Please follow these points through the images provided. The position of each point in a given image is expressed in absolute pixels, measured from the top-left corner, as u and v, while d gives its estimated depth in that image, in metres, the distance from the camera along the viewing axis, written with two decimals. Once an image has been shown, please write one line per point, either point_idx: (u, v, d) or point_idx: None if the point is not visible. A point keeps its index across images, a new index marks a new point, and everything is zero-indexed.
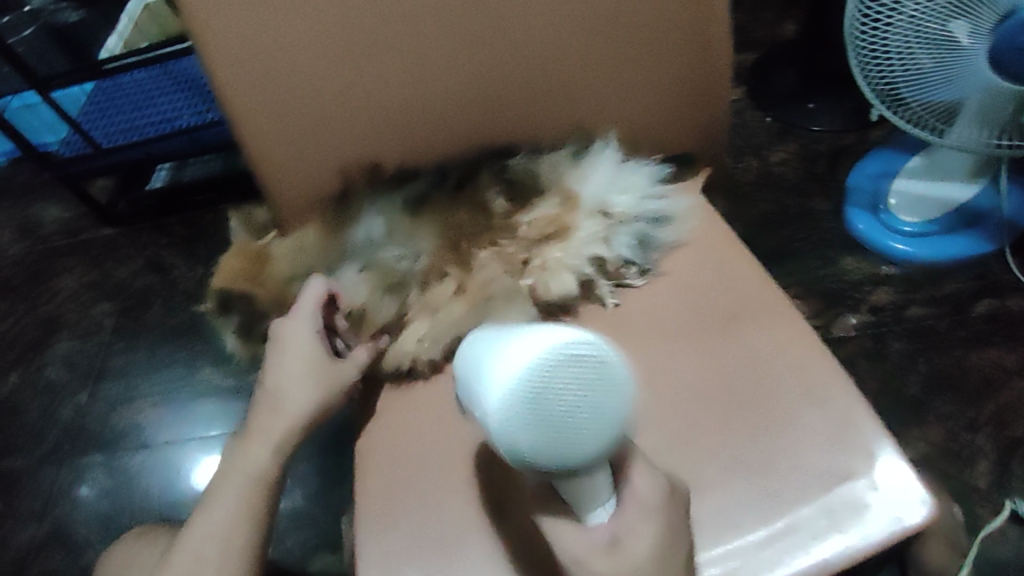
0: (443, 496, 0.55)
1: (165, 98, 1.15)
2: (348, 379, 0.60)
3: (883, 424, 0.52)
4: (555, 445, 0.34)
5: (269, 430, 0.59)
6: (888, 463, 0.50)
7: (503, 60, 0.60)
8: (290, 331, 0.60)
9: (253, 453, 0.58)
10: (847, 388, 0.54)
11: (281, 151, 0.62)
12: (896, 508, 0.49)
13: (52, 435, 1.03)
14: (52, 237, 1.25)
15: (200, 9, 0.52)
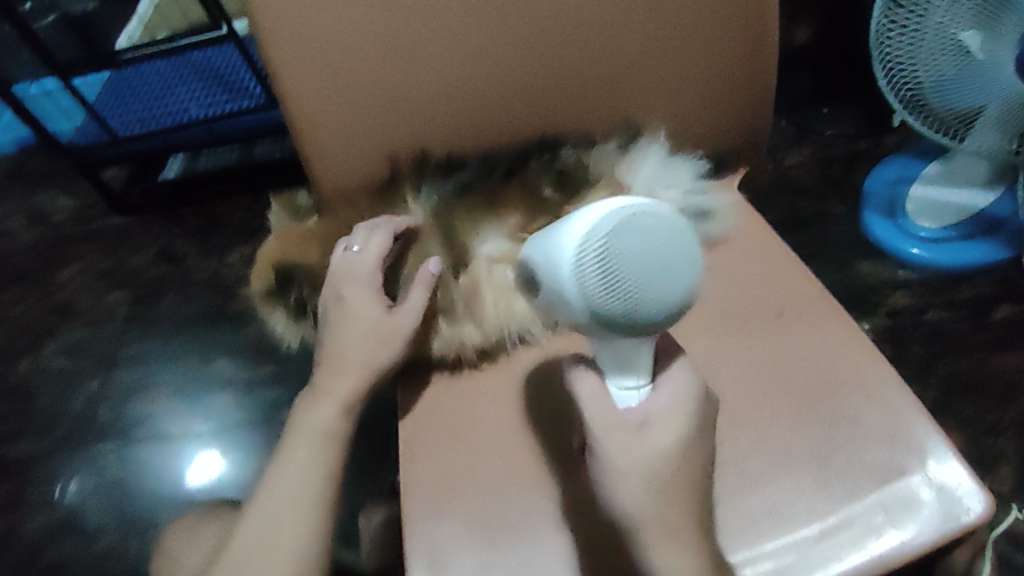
0: (500, 490, 0.59)
1: (183, 87, 1.13)
2: (412, 320, 0.61)
3: (935, 421, 0.56)
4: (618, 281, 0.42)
5: (337, 389, 0.60)
6: (943, 463, 0.54)
7: (549, 48, 0.63)
8: (349, 276, 0.61)
9: (322, 411, 0.60)
10: (899, 388, 0.58)
11: (335, 132, 0.65)
12: (952, 504, 0.53)
13: (64, 424, 1.03)
14: (63, 224, 1.24)
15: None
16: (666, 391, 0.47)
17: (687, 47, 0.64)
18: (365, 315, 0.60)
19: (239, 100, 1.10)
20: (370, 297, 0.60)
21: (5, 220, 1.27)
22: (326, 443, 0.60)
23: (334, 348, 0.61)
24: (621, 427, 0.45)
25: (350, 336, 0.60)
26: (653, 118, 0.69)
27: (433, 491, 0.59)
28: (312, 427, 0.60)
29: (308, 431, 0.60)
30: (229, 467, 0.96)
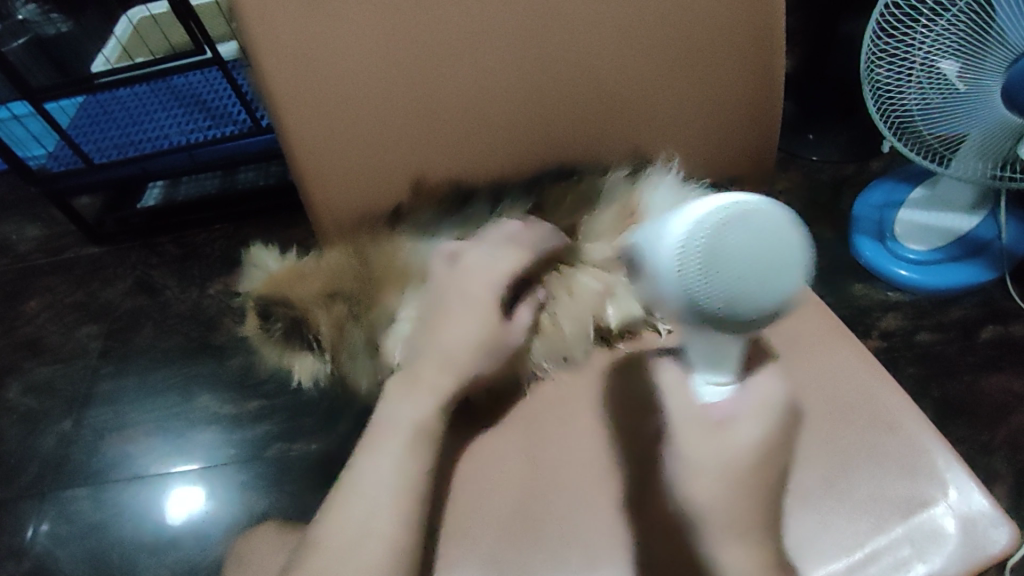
0: (524, 533, 0.58)
1: (164, 113, 1.11)
2: (518, 337, 0.62)
3: (951, 447, 0.56)
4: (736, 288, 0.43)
5: (434, 385, 0.59)
6: (967, 490, 0.54)
7: (559, 77, 0.62)
8: (473, 279, 0.61)
9: (420, 406, 0.58)
10: (914, 414, 0.58)
11: (346, 168, 0.64)
12: (977, 534, 0.52)
13: (32, 468, 0.97)
14: (31, 255, 1.18)
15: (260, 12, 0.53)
16: (752, 398, 0.50)
17: (702, 77, 0.63)
18: (488, 323, 0.60)
19: (222, 126, 1.08)
20: (494, 311, 0.60)
21: None
22: (417, 442, 0.56)
23: (438, 339, 0.60)
24: (693, 426, 0.49)
25: (456, 335, 0.59)
26: (666, 147, 0.68)
27: (465, 533, 0.59)
28: (409, 424, 0.57)
29: (406, 425, 0.57)
30: (214, 507, 0.91)
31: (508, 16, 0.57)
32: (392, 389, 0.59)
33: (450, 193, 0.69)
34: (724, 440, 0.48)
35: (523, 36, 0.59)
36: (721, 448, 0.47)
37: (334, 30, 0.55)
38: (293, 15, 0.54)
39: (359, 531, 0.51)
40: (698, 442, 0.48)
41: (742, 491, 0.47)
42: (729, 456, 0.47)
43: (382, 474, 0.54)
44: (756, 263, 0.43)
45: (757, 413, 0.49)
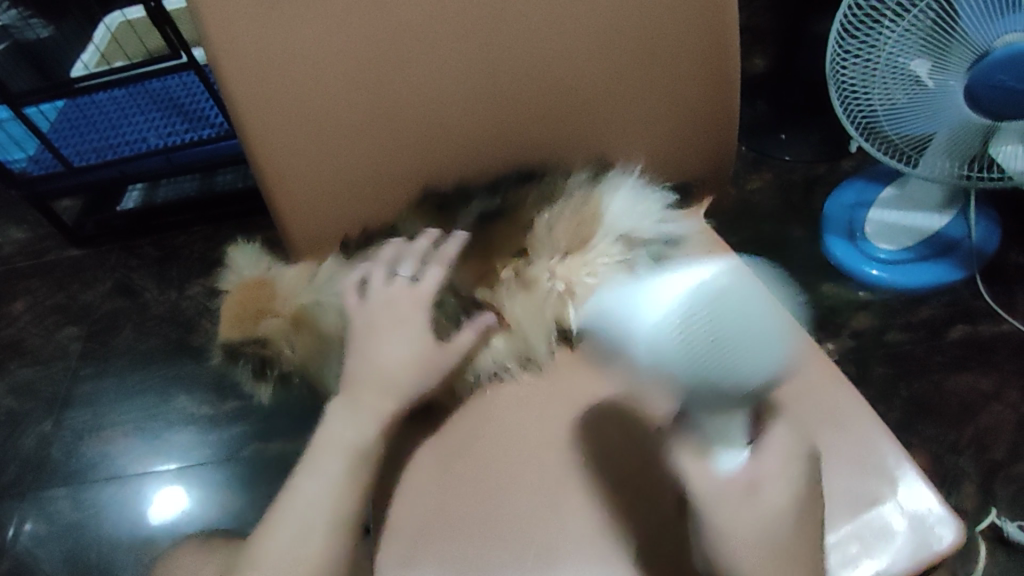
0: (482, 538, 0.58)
1: (142, 116, 1.12)
2: (451, 361, 0.63)
3: (901, 446, 0.57)
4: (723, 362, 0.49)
5: (376, 408, 0.60)
6: (917, 488, 0.55)
7: (514, 82, 0.63)
8: (402, 301, 0.63)
9: (360, 428, 0.59)
10: (865, 413, 0.58)
11: (310, 175, 0.65)
12: (925, 531, 0.53)
13: (13, 468, 0.99)
14: (13, 258, 1.19)
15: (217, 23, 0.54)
16: (776, 452, 0.47)
17: (654, 79, 0.64)
18: (417, 344, 0.62)
19: (199, 129, 1.10)
20: (424, 337, 0.62)
21: None
22: (349, 463, 0.57)
23: (371, 368, 0.61)
24: (732, 496, 0.45)
25: (390, 356, 0.61)
26: (627, 153, 0.70)
27: (415, 532, 0.59)
28: (339, 443, 0.58)
29: (339, 445, 0.58)
30: (192, 505, 0.93)
31: (460, 21, 0.58)
32: (335, 405, 0.61)
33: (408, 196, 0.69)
34: (762, 504, 0.45)
35: (476, 40, 0.59)
36: (759, 515, 0.45)
37: (290, 40, 0.56)
38: (248, 26, 0.54)
39: (283, 538, 0.54)
40: (738, 509, 0.45)
41: (781, 558, 0.45)
42: (769, 524, 0.45)
43: (308, 485, 0.56)
44: (719, 333, 0.48)
45: (783, 466, 0.47)
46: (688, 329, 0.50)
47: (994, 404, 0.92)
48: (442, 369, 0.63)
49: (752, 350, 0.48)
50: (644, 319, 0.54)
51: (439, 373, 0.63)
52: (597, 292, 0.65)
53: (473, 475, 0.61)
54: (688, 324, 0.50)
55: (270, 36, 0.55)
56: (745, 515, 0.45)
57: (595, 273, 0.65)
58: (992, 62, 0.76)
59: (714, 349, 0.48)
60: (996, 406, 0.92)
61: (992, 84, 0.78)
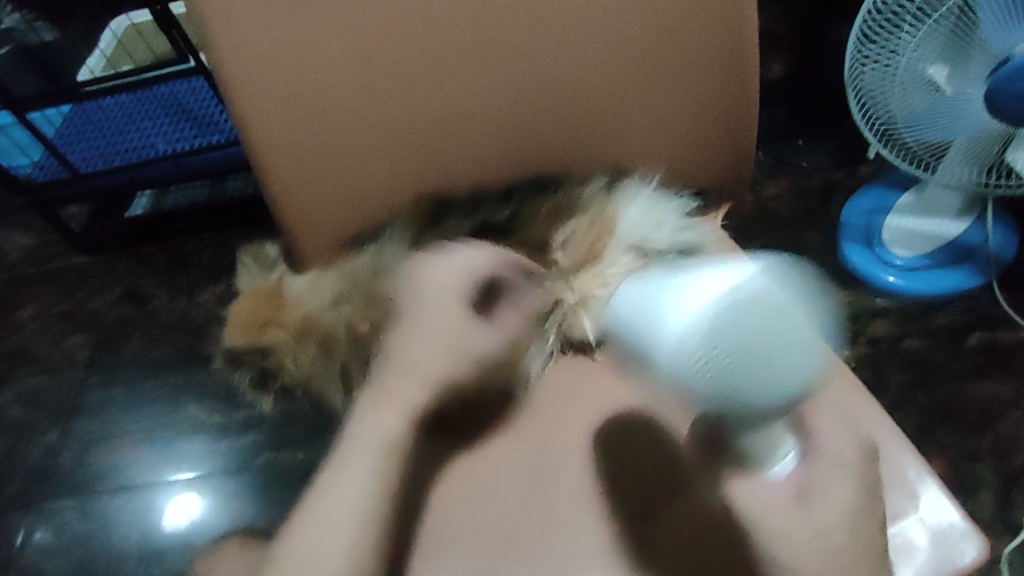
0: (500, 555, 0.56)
1: (149, 122, 1.11)
2: (495, 346, 0.61)
3: (923, 459, 0.56)
4: (753, 380, 0.44)
5: (403, 399, 0.59)
6: (937, 504, 0.54)
7: (538, 87, 0.62)
8: (438, 285, 0.62)
9: (386, 422, 0.58)
10: (892, 429, 0.57)
11: (323, 180, 0.64)
12: (948, 548, 0.52)
13: (19, 479, 0.97)
14: (18, 266, 1.18)
15: (242, 31, 0.54)
16: (823, 460, 0.52)
17: (672, 85, 0.63)
18: (454, 325, 0.60)
19: (208, 134, 1.09)
20: (456, 317, 0.61)
21: None
22: (382, 461, 0.57)
23: (405, 358, 0.60)
24: (781, 509, 0.51)
25: (424, 350, 0.60)
26: (647, 160, 0.69)
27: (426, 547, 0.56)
28: (375, 437, 0.58)
29: (374, 442, 0.58)
30: (203, 514, 0.91)
31: (477, 25, 0.58)
32: (370, 399, 0.60)
33: (423, 202, 0.68)
34: (812, 511, 0.50)
35: (494, 44, 0.59)
36: (813, 525, 0.49)
37: (310, 46, 0.56)
38: (267, 27, 0.54)
39: (317, 541, 0.54)
40: (790, 520, 0.50)
41: (857, 554, 0.49)
42: (830, 527, 0.49)
43: (343, 484, 0.56)
44: (762, 345, 0.43)
45: (831, 468, 0.52)
46: (740, 343, 0.43)
47: (1013, 411, 0.91)
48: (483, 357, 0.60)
49: (789, 366, 0.45)
50: (651, 323, 0.47)
51: (476, 363, 0.60)
52: (607, 304, 0.60)
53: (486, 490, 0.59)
54: (711, 346, 0.44)
55: (290, 40, 0.55)
56: (800, 523, 0.50)
57: (606, 283, 0.62)
58: (1012, 67, 0.75)
59: (745, 359, 0.43)
60: (1015, 414, 0.91)
61: (1014, 91, 0.76)
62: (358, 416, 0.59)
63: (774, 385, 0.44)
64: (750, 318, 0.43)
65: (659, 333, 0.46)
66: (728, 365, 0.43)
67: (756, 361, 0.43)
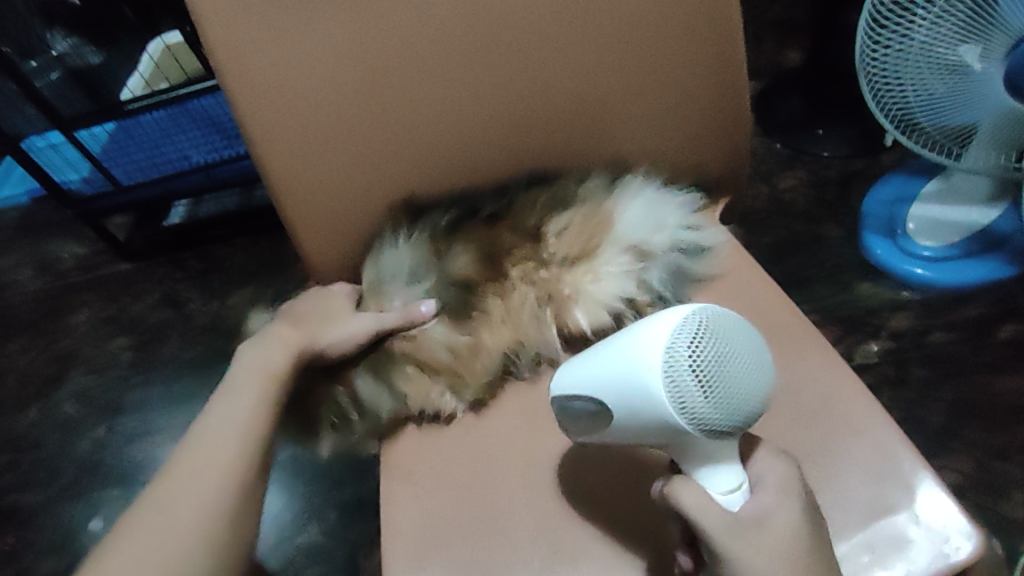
0: (486, 540, 0.58)
1: (183, 135, 1.18)
2: (374, 324, 0.64)
3: (918, 452, 0.54)
4: (734, 404, 0.44)
5: (293, 342, 0.61)
6: (929, 497, 0.52)
7: (527, 97, 0.62)
8: (314, 301, 0.66)
9: (275, 354, 0.60)
10: (881, 420, 0.56)
11: (317, 195, 0.63)
12: (941, 543, 0.50)
13: (68, 472, 1.04)
14: (70, 273, 1.26)
15: (213, 52, 0.53)
16: (769, 486, 0.47)
17: (656, 74, 0.62)
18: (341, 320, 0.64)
19: (237, 145, 1.16)
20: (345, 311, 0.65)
21: (15, 271, 1.29)
22: (265, 387, 0.57)
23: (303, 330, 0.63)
24: (738, 531, 0.44)
25: (334, 335, 0.63)
26: (642, 156, 0.68)
27: (417, 532, 0.59)
28: (260, 368, 0.58)
29: (257, 368, 0.58)
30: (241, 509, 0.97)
31: (457, 28, 0.57)
32: (267, 335, 0.62)
33: (404, 204, 0.66)
34: (769, 534, 0.45)
35: (473, 49, 0.58)
36: (775, 546, 0.44)
37: (288, 64, 0.54)
38: (240, 54, 0.53)
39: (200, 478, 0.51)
40: (752, 545, 0.44)
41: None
42: (784, 554, 0.44)
43: (224, 415, 0.55)
44: (720, 354, 0.43)
45: (782, 495, 0.47)
46: (697, 361, 0.43)
47: None
48: (375, 327, 0.64)
49: (754, 375, 0.44)
50: (635, 400, 0.46)
51: (367, 331, 0.63)
52: (601, 301, 0.63)
53: (477, 480, 0.61)
54: (697, 379, 0.43)
55: (262, 58, 0.54)
56: (755, 543, 0.44)
57: (603, 281, 0.63)
58: None
59: (715, 384, 0.43)
60: None
61: None
62: (250, 346, 0.61)
63: (741, 392, 0.44)
64: (707, 350, 0.43)
65: (625, 388, 0.46)
66: (700, 386, 0.43)
67: (718, 371, 0.43)
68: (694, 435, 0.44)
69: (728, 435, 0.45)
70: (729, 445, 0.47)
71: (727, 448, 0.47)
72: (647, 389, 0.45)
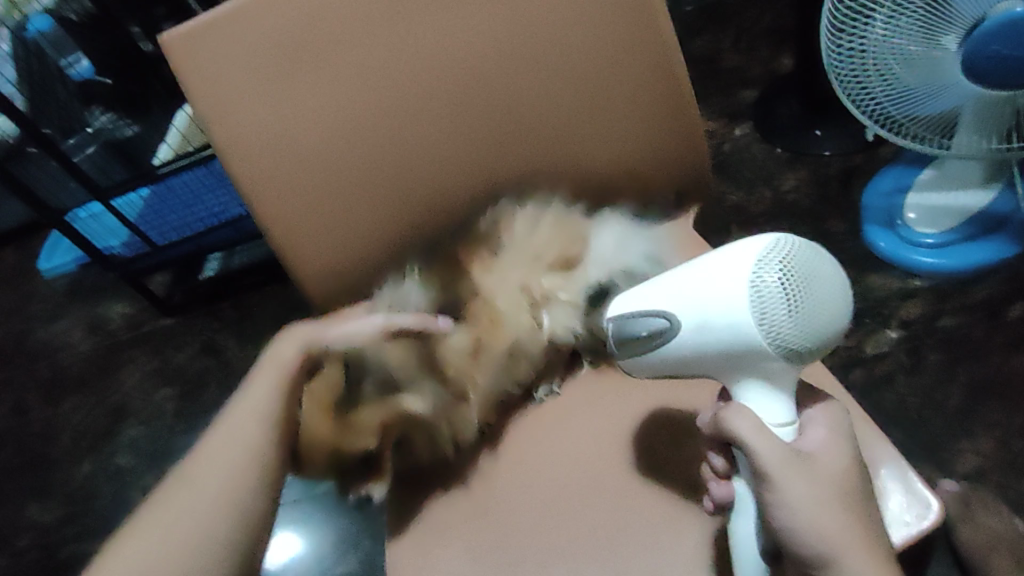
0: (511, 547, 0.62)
1: (211, 195, 1.26)
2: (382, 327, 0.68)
3: (875, 424, 0.56)
4: (814, 324, 0.47)
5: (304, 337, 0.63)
6: (895, 470, 0.54)
7: (506, 129, 0.66)
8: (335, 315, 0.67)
9: (285, 348, 0.62)
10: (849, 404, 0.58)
11: (317, 244, 0.66)
12: (908, 510, 0.52)
13: (122, 520, 1.11)
14: (118, 331, 1.35)
15: (213, 123, 0.58)
16: (821, 428, 0.51)
17: (615, 97, 0.65)
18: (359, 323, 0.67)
19: None
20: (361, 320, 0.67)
21: (67, 334, 1.38)
22: (281, 381, 0.60)
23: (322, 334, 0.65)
24: (792, 460, 0.47)
25: (344, 331, 0.66)
26: (619, 171, 0.71)
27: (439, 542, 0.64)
28: (277, 365, 0.61)
29: (273, 365, 0.60)
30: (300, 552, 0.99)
31: (432, 70, 0.61)
32: (286, 330, 0.64)
33: (398, 243, 0.70)
34: (821, 469, 0.48)
35: (446, 85, 0.62)
36: (826, 477, 0.47)
37: (280, 124, 0.59)
38: (235, 125, 0.58)
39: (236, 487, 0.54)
40: (807, 473, 0.47)
41: (855, 516, 0.47)
42: (835, 484, 0.47)
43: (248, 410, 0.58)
44: (806, 275, 0.47)
45: (832, 437, 0.50)
46: (786, 275, 0.46)
47: None
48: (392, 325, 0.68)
49: (834, 298, 0.47)
50: (715, 320, 0.49)
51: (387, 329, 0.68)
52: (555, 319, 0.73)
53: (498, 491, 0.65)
54: (784, 294, 0.46)
55: (257, 123, 0.59)
56: (807, 472, 0.47)
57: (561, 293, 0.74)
58: (983, 32, 0.72)
59: (801, 302, 0.46)
60: None
61: (988, 54, 0.73)
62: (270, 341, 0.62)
63: (823, 315, 0.47)
64: (792, 270, 0.47)
65: (707, 310, 0.49)
66: (787, 304, 0.46)
67: (804, 290, 0.46)
68: (772, 352, 0.48)
69: (800, 359, 0.49)
70: (788, 383, 0.51)
71: (788, 379, 0.51)
72: (731, 307, 0.48)
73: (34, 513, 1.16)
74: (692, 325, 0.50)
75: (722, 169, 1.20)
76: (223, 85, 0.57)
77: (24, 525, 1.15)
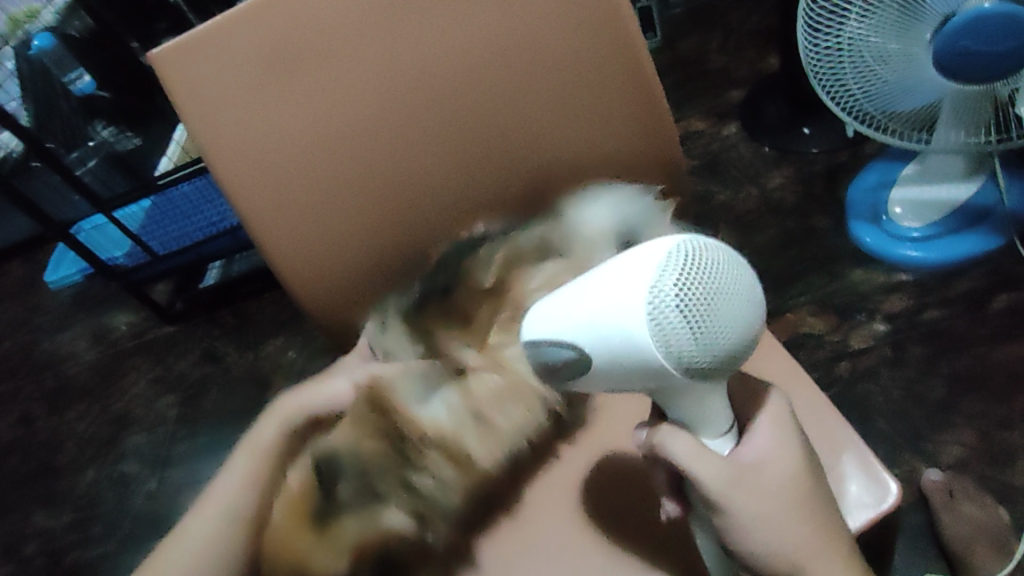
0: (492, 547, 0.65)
1: (210, 206, 1.29)
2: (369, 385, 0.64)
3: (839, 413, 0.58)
4: (720, 342, 0.41)
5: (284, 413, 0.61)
6: (854, 453, 0.56)
7: (483, 137, 0.65)
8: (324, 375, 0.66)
9: (262, 429, 0.60)
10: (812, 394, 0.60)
11: (308, 257, 0.66)
12: (868, 490, 0.54)
13: (125, 525, 1.13)
14: (122, 340, 1.38)
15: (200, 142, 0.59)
16: (765, 433, 0.49)
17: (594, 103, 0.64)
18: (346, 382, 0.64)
19: None
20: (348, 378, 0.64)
21: (73, 344, 1.41)
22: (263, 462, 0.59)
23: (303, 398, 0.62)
24: (740, 478, 0.47)
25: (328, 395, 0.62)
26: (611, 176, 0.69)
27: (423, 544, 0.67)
28: (255, 445, 0.59)
29: (250, 449, 0.59)
30: None
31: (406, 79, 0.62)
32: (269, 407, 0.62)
33: (389, 255, 0.69)
34: (768, 481, 0.47)
35: (425, 89, 0.62)
36: (776, 492, 0.47)
37: (260, 137, 0.60)
38: (220, 142, 0.59)
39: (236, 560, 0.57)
40: (757, 492, 0.47)
41: (812, 526, 0.48)
42: (783, 498, 0.47)
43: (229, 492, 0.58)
44: (711, 288, 0.40)
45: (776, 442, 0.49)
46: (684, 288, 0.40)
47: None
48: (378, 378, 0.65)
49: (743, 311, 0.41)
50: (613, 338, 0.42)
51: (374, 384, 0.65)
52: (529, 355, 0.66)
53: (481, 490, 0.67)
54: (684, 309, 0.39)
55: (240, 139, 0.59)
56: (757, 492, 0.47)
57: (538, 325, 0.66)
58: (953, 28, 0.73)
59: (702, 320, 0.40)
60: None
61: (958, 50, 0.74)
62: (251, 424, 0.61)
63: (732, 331, 0.41)
64: (692, 282, 0.40)
65: (604, 326, 0.43)
66: (687, 321, 0.39)
67: (710, 305, 0.40)
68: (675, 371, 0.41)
69: (713, 376, 0.43)
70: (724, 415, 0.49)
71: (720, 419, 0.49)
72: (626, 323, 0.41)
73: (40, 520, 1.18)
74: (591, 340, 0.44)
75: (710, 169, 1.22)
76: (203, 103, 0.57)
77: (32, 532, 1.17)
